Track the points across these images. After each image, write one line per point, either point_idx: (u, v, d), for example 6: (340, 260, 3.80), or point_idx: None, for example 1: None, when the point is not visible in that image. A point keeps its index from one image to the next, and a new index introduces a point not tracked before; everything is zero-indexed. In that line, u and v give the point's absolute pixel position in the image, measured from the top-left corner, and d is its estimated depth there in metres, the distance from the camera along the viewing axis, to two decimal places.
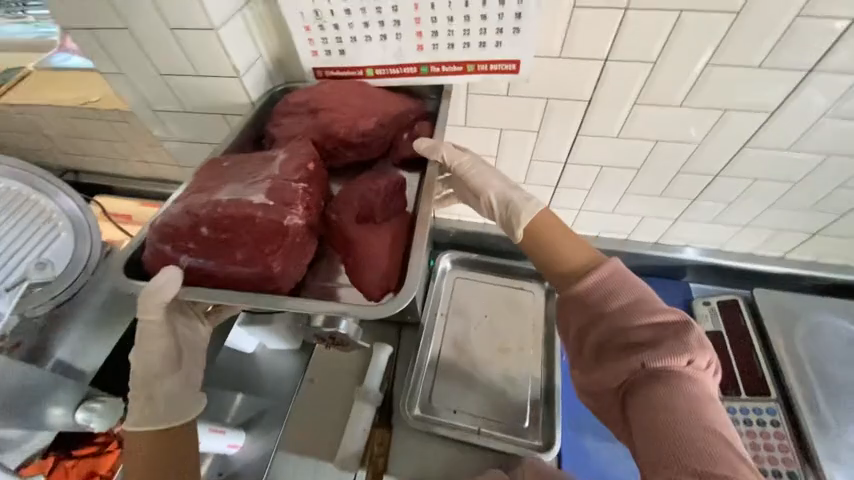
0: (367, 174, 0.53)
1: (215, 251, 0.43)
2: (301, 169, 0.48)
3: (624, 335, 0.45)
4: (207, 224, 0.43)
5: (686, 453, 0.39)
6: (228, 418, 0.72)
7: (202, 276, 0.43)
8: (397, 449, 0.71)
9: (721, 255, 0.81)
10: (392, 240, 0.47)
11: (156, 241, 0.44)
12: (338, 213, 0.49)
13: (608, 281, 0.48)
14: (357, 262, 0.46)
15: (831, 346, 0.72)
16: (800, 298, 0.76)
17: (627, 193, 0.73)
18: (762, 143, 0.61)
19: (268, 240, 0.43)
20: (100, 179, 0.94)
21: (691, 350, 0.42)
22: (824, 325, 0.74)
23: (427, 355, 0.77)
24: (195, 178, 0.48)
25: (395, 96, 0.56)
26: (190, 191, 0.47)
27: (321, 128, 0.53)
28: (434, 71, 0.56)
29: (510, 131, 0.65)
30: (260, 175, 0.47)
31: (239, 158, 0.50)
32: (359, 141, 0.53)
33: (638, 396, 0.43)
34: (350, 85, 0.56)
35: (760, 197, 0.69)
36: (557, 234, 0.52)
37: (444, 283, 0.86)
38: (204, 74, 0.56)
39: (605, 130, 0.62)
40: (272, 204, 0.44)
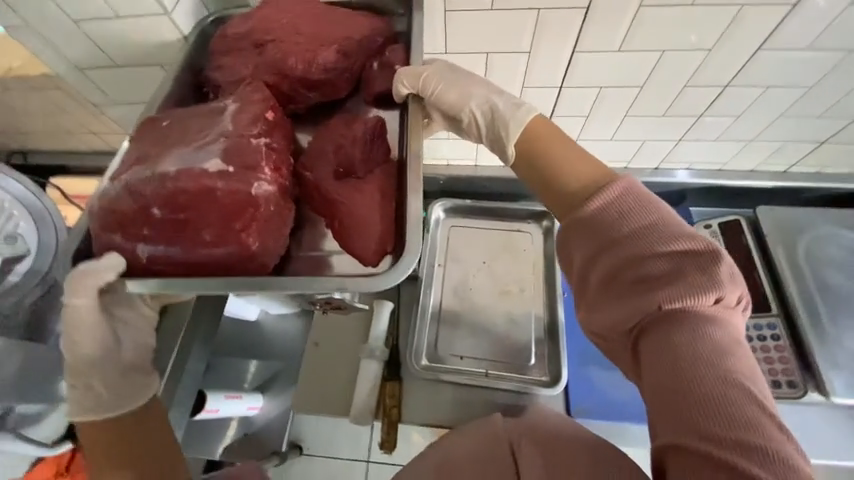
0: (337, 118, 0.46)
1: (173, 233, 0.38)
2: (259, 120, 0.41)
3: (639, 269, 0.41)
4: (159, 204, 0.38)
5: (705, 403, 0.36)
6: (245, 384, 0.73)
7: (168, 263, 0.38)
8: (409, 401, 0.71)
9: (722, 174, 0.78)
10: (382, 197, 0.42)
11: (101, 228, 0.39)
12: (312, 170, 0.43)
13: (621, 202, 0.43)
14: (343, 222, 0.41)
15: (832, 257, 0.72)
16: (805, 212, 0.75)
17: (628, 116, 0.67)
18: (780, 44, 0.54)
19: (238, 214, 0.38)
20: (50, 159, 0.85)
21: (720, 287, 0.39)
22: (827, 236, 0.73)
23: (428, 306, 0.76)
24: (137, 143, 0.42)
25: (355, 16, 0.48)
26: (128, 165, 0.41)
27: (273, 65, 0.45)
28: None
29: (496, 55, 0.57)
30: (211, 133, 0.41)
31: (183, 115, 0.43)
32: (321, 78, 0.45)
33: (654, 338, 0.40)
34: (301, 10, 0.47)
35: (770, 107, 0.64)
36: (551, 143, 0.48)
37: (438, 233, 0.82)
38: (125, 16, 0.47)
39: (604, 43, 0.55)
40: (233, 171, 0.39)
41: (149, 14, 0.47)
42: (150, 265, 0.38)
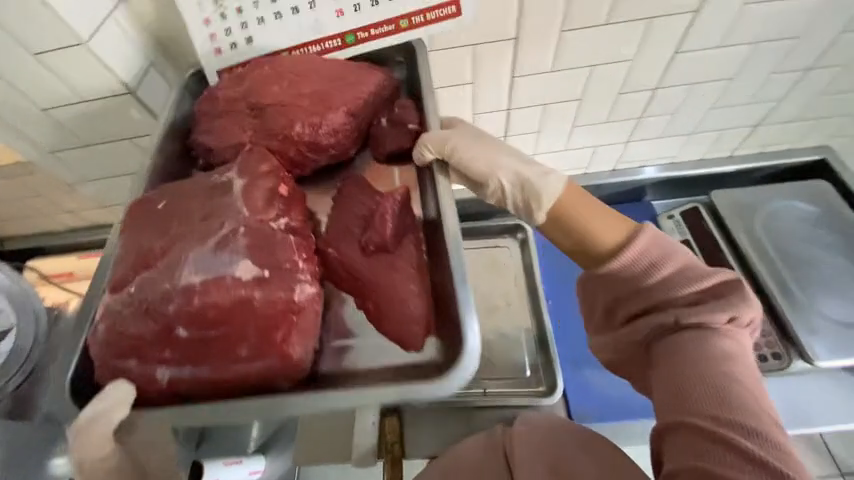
0: (351, 183, 0.47)
1: (202, 352, 0.38)
2: (275, 199, 0.43)
3: (660, 295, 0.47)
4: (184, 323, 0.38)
5: (708, 395, 0.42)
6: (250, 447, 0.63)
7: (198, 388, 0.38)
8: (413, 435, 0.69)
9: (678, 167, 0.83)
10: (418, 273, 0.44)
11: (113, 357, 0.38)
12: (336, 247, 0.44)
13: (652, 249, 0.47)
14: (379, 301, 0.43)
15: (787, 229, 0.78)
16: (757, 192, 0.82)
17: (575, 127, 0.72)
18: (690, 49, 0.61)
19: (274, 324, 0.38)
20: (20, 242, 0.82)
21: (732, 307, 0.45)
22: (777, 211, 0.80)
23: None
24: (135, 238, 0.42)
25: (357, 69, 0.50)
26: (129, 269, 0.40)
27: (277, 130, 0.47)
28: (361, 38, 0.51)
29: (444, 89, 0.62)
30: (226, 224, 0.41)
31: (183, 199, 0.43)
32: (328, 139, 0.47)
33: (668, 348, 0.45)
34: (305, 66, 0.49)
35: (702, 102, 0.70)
36: (587, 204, 0.48)
37: None
38: (91, 97, 0.51)
39: (539, 66, 0.60)
40: (269, 275, 0.39)
41: (115, 95, 0.51)
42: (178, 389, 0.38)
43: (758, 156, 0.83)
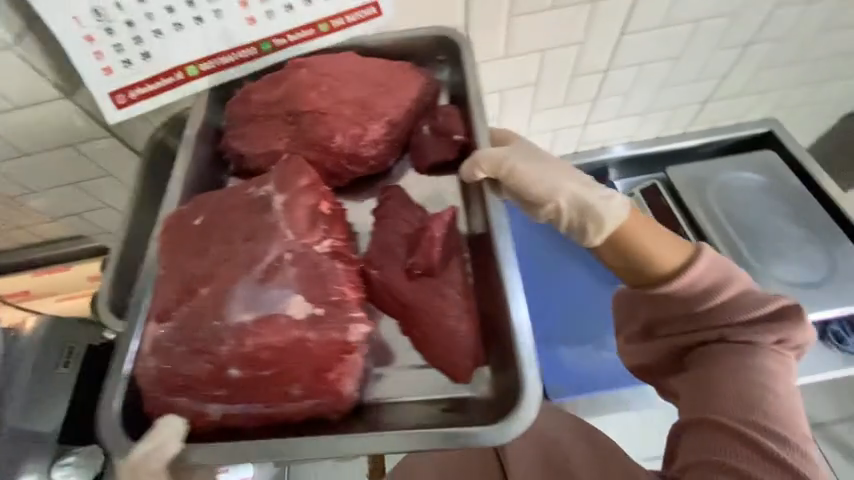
0: (395, 192, 0.41)
1: (256, 390, 0.33)
2: (318, 217, 0.36)
3: (709, 312, 0.43)
4: (237, 362, 0.33)
5: (743, 404, 0.39)
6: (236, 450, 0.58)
7: (253, 424, 0.34)
8: None
9: (644, 145, 0.81)
10: (466, 300, 0.39)
11: (162, 392, 0.33)
12: (379, 270, 0.38)
13: (709, 274, 0.42)
14: (423, 335, 0.38)
15: (741, 201, 0.77)
16: (711, 162, 0.80)
17: (534, 111, 0.69)
18: (637, 28, 0.60)
19: (329, 364, 0.33)
20: None
21: (786, 330, 0.41)
22: (727, 181, 0.78)
23: None
24: (169, 259, 0.36)
25: (400, 70, 0.45)
26: (162, 292, 0.35)
27: (314, 139, 0.42)
28: (279, 45, 0.46)
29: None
30: (268, 253, 0.35)
31: (212, 214, 0.37)
32: (369, 151, 0.42)
33: (705, 359, 0.42)
34: (346, 67, 0.44)
35: (649, 81, 0.69)
36: (647, 229, 0.42)
37: None
38: (22, 102, 0.48)
39: (493, 48, 0.58)
40: (324, 313, 0.34)
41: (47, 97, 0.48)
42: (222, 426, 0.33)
43: (712, 130, 0.81)
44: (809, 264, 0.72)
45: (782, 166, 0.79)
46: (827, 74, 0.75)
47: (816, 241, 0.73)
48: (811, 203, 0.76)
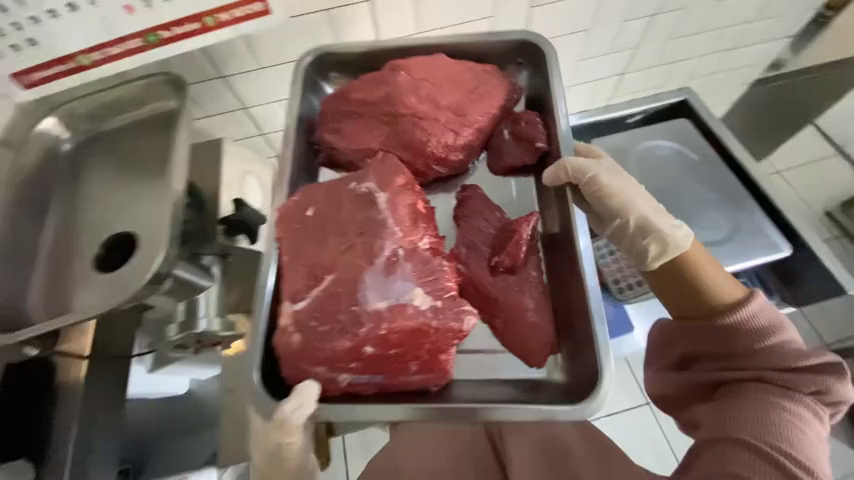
0: (492, 224, 0.80)
1: (384, 365, 0.67)
2: (417, 220, 0.73)
3: (755, 353, 0.74)
4: (371, 343, 0.65)
5: (759, 424, 0.68)
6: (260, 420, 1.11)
7: (371, 390, 0.68)
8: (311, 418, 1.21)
9: (586, 114, 1.47)
10: (532, 303, 0.75)
11: (327, 370, 0.66)
12: (468, 265, 0.78)
13: (763, 315, 0.74)
14: (501, 311, 0.75)
15: (649, 162, 1.38)
16: (626, 137, 1.41)
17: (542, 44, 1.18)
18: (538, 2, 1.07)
19: (438, 349, 0.67)
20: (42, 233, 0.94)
21: (822, 383, 0.71)
22: (655, 147, 1.38)
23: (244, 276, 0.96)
24: (306, 247, 0.72)
25: (497, 84, 0.87)
26: (293, 276, 0.70)
27: (419, 148, 0.83)
28: (158, 36, 0.84)
29: (235, 75, 1.00)
30: (389, 248, 0.69)
31: (344, 206, 0.73)
32: (444, 150, 0.83)
33: (754, 390, 0.72)
34: (441, 66, 0.87)
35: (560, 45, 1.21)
36: (711, 265, 0.77)
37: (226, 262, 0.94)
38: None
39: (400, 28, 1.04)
40: (438, 301, 0.68)
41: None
42: (356, 392, 0.68)
43: (638, 101, 1.47)
44: (714, 221, 1.28)
45: (701, 139, 1.39)
46: (705, 50, 1.41)
47: (732, 204, 1.30)
48: (727, 173, 1.34)
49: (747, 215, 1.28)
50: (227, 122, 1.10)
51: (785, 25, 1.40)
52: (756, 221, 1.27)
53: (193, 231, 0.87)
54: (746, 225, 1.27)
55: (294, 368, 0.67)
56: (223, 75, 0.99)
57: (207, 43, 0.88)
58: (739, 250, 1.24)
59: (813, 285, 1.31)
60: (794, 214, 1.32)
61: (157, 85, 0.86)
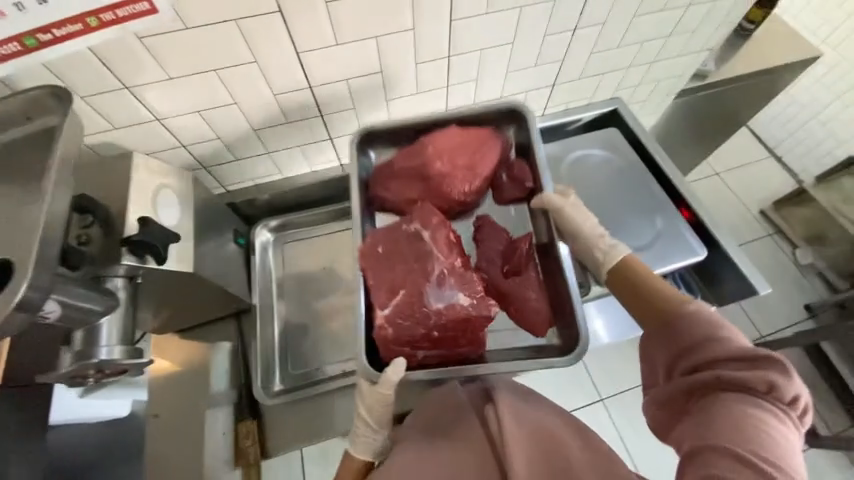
0: (508, 244, 1.15)
1: (444, 343, 1.02)
2: (454, 247, 1.06)
3: (710, 353, 0.87)
4: (436, 328, 1.00)
5: (723, 420, 0.78)
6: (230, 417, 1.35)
7: (434, 361, 1.04)
8: (273, 436, 1.35)
9: None
10: (541, 294, 1.12)
11: (408, 350, 1.01)
12: (492, 275, 1.13)
13: (703, 316, 0.91)
14: (518, 302, 1.10)
15: (584, 171, 1.53)
16: (555, 147, 1.57)
17: (453, 56, 1.25)
18: (463, 15, 1.13)
19: (477, 329, 1.01)
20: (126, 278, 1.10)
21: (772, 377, 0.81)
22: (588, 157, 1.55)
23: (125, 291, 0.99)
24: (379, 269, 1.04)
25: (493, 136, 1.19)
26: (375, 290, 1.02)
27: (445, 190, 1.14)
28: (40, 40, 0.86)
29: (140, 86, 1.03)
30: (437, 268, 1.02)
31: (403, 243, 1.05)
32: (463, 193, 1.16)
33: (714, 391, 0.84)
34: (453, 129, 1.16)
35: (491, 60, 1.31)
36: (647, 274, 1.02)
37: (123, 294, 0.99)
38: None
39: (327, 39, 1.07)
40: (476, 301, 1.00)
41: None
42: (422, 361, 1.04)
43: (563, 112, 1.65)
44: (638, 230, 1.42)
45: (629, 152, 1.54)
46: (626, 65, 1.54)
47: (654, 212, 1.45)
48: (652, 185, 1.49)
49: (668, 222, 1.43)
50: (140, 134, 1.15)
51: (694, 45, 1.55)
52: (677, 228, 1.41)
53: (93, 254, 0.94)
54: (666, 231, 1.41)
55: (386, 353, 1.02)
56: (128, 86, 1.02)
57: (95, 43, 0.90)
58: (659, 254, 1.38)
59: (733, 286, 1.43)
60: (715, 221, 1.45)
61: (44, 99, 0.84)
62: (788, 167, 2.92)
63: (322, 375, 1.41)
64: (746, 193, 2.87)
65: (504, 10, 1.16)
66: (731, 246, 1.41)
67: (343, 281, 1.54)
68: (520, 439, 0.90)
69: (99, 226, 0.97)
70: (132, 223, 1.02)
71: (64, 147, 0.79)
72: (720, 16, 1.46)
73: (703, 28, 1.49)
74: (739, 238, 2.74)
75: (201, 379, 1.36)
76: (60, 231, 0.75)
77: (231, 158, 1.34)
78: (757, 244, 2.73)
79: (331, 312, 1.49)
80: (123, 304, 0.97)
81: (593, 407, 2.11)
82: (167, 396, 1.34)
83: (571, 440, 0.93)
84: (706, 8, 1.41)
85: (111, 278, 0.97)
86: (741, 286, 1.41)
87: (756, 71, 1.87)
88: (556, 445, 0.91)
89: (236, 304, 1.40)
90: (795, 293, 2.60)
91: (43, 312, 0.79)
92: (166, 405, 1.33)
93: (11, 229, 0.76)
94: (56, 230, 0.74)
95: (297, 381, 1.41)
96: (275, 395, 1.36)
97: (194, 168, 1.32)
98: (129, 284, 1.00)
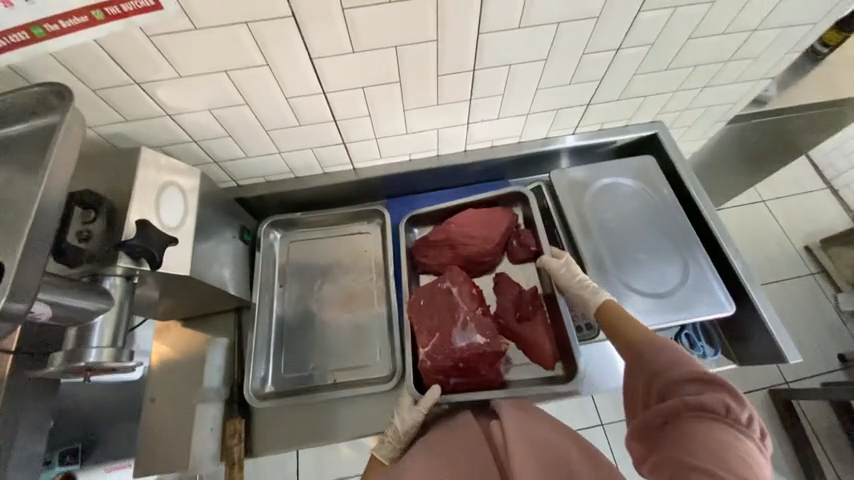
0: (516, 292, 1.37)
1: (468, 373, 1.24)
2: (473, 298, 1.31)
3: (669, 380, 0.92)
4: (460, 359, 1.22)
5: (684, 442, 0.81)
6: (215, 417, 1.32)
7: (464, 388, 1.26)
8: (260, 438, 1.34)
9: (550, 142, 1.54)
10: (545, 334, 1.32)
11: (442, 378, 1.24)
12: (505, 319, 1.34)
13: (662, 346, 0.99)
14: (527, 341, 1.31)
15: (609, 202, 1.44)
16: (583, 172, 1.48)
17: (479, 69, 1.15)
18: (492, 29, 1.04)
19: (492, 359, 1.24)
20: (182, 294, 1.25)
21: (725, 398, 0.84)
22: (614, 187, 1.46)
23: (116, 291, 0.97)
24: (415, 316, 1.31)
25: (501, 209, 1.47)
26: (419, 334, 1.28)
27: (465, 255, 1.41)
28: (45, 30, 0.82)
29: (149, 81, 1.00)
30: (461, 317, 1.26)
31: (437, 296, 1.31)
32: (483, 257, 1.42)
33: (677, 417, 0.86)
34: (469, 212, 1.45)
35: (521, 76, 1.21)
36: (620, 314, 1.13)
37: (115, 294, 0.97)
38: None
39: (343, 46, 1.01)
40: (490, 340, 1.24)
41: None
42: (456, 389, 1.25)
43: (594, 133, 1.54)
44: (662, 274, 1.32)
45: (661, 180, 1.47)
46: (673, 88, 1.39)
47: (682, 256, 1.35)
48: (683, 223, 1.40)
49: (697, 269, 1.32)
50: (149, 128, 1.13)
51: (755, 71, 1.39)
52: (706, 277, 1.30)
53: (92, 250, 0.95)
54: (694, 279, 1.30)
55: (429, 379, 1.25)
56: (139, 82, 1.00)
57: (101, 35, 0.86)
58: (683, 301, 1.27)
59: (757, 345, 1.31)
60: (748, 273, 1.34)
61: (47, 97, 0.83)
62: (844, 202, 2.66)
63: (316, 380, 1.39)
64: (793, 226, 2.64)
65: (538, 25, 1.06)
66: (762, 303, 1.29)
67: (346, 286, 1.51)
68: (528, 460, 0.93)
69: (102, 221, 0.98)
70: (133, 220, 1.00)
71: (60, 151, 0.78)
72: (788, 43, 1.29)
73: (766, 55, 1.32)
74: (776, 273, 2.53)
75: (197, 372, 1.37)
76: (43, 242, 0.74)
77: (242, 155, 1.32)
78: (796, 283, 2.51)
79: (330, 316, 1.47)
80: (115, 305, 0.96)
81: (590, 432, 2.04)
82: (165, 384, 1.37)
83: (575, 458, 0.95)
84: (773, 34, 1.25)
85: (107, 276, 0.96)
86: (767, 346, 1.29)
87: (825, 102, 1.67)
88: (563, 466, 0.94)
89: (242, 301, 1.41)
90: (833, 340, 2.37)
91: (33, 312, 0.81)
92: (164, 393, 1.36)
93: None
94: (40, 239, 0.73)
95: (289, 384, 1.39)
96: (265, 398, 1.35)
97: (204, 162, 1.31)
98: (125, 283, 0.99)
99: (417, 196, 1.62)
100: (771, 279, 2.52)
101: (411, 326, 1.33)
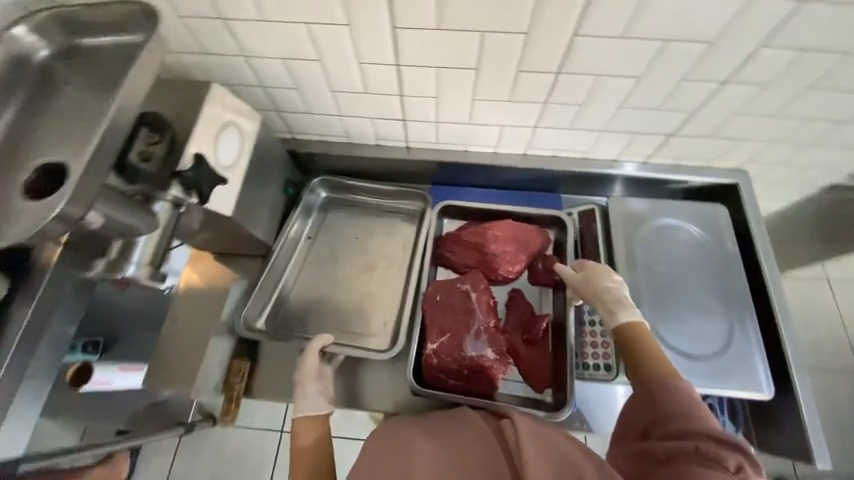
0: (532, 315, 1.34)
1: (470, 379, 1.23)
2: (489, 310, 1.28)
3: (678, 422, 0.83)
4: (466, 366, 1.20)
5: None
6: (227, 354, 1.39)
7: (464, 392, 1.24)
8: (260, 386, 1.42)
9: (616, 166, 1.44)
10: (542, 363, 1.29)
11: (444, 377, 1.23)
12: (511, 336, 1.32)
13: (678, 386, 0.89)
14: (523, 366, 1.29)
15: (663, 243, 1.34)
16: (644, 207, 1.37)
17: (562, 73, 1.07)
18: (587, 34, 0.96)
19: (495, 374, 1.21)
20: (221, 233, 1.30)
21: (740, 457, 0.73)
22: (673, 229, 1.36)
23: (163, 216, 1.01)
24: (431, 312, 1.29)
25: (539, 234, 1.42)
26: (429, 329, 1.27)
27: (490, 265, 1.37)
28: None
29: (234, 20, 1.01)
30: (476, 327, 1.24)
31: (455, 297, 1.29)
32: (506, 274, 1.38)
33: (680, 458, 0.76)
34: (501, 226, 1.42)
35: (608, 90, 1.12)
36: (641, 340, 1.04)
37: (164, 218, 1.01)
38: None
39: (429, 23, 0.97)
40: (497, 356, 1.21)
41: None
42: (452, 390, 1.25)
43: (666, 168, 1.42)
44: (701, 334, 1.22)
45: (729, 233, 1.35)
46: (772, 138, 1.24)
47: (729, 321, 1.24)
48: (741, 287, 1.28)
49: (742, 339, 1.21)
50: (225, 66, 1.15)
51: None
52: (750, 348, 1.20)
53: (151, 171, 0.97)
54: (735, 349, 1.20)
55: (432, 374, 1.24)
56: (224, 18, 1.00)
57: None
58: (722, 369, 1.18)
59: (785, 435, 1.21)
60: (798, 359, 1.21)
61: (137, 17, 0.84)
62: None
63: (307, 329, 1.41)
64: None
65: (642, 40, 0.96)
66: (805, 394, 1.18)
67: (371, 261, 1.50)
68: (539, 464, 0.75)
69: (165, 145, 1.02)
70: (191, 152, 1.02)
71: (138, 73, 0.80)
72: None
73: None
74: (824, 361, 2.29)
75: (215, 303, 1.40)
76: (108, 158, 0.76)
77: (303, 110, 1.32)
78: (845, 377, 2.27)
79: (347, 285, 1.47)
80: (161, 227, 1.01)
81: None
82: (187, 307, 1.40)
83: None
84: None
85: (158, 200, 0.98)
86: (797, 440, 1.18)
87: None
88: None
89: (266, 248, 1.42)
90: None
91: (87, 219, 0.85)
92: (185, 314, 1.39)
93: (74, 136, 0.79)
94: (105, 153, 0.76)
95: (277, 325, 1.42)
96: (254, 330, 1.38)
97: (267, 109, 1.33)
98: (172, 210, 1.02)
99: (463, 189, 1.58)
100: (816, 366, 2.29)
101: (423, 318, 1.31)
